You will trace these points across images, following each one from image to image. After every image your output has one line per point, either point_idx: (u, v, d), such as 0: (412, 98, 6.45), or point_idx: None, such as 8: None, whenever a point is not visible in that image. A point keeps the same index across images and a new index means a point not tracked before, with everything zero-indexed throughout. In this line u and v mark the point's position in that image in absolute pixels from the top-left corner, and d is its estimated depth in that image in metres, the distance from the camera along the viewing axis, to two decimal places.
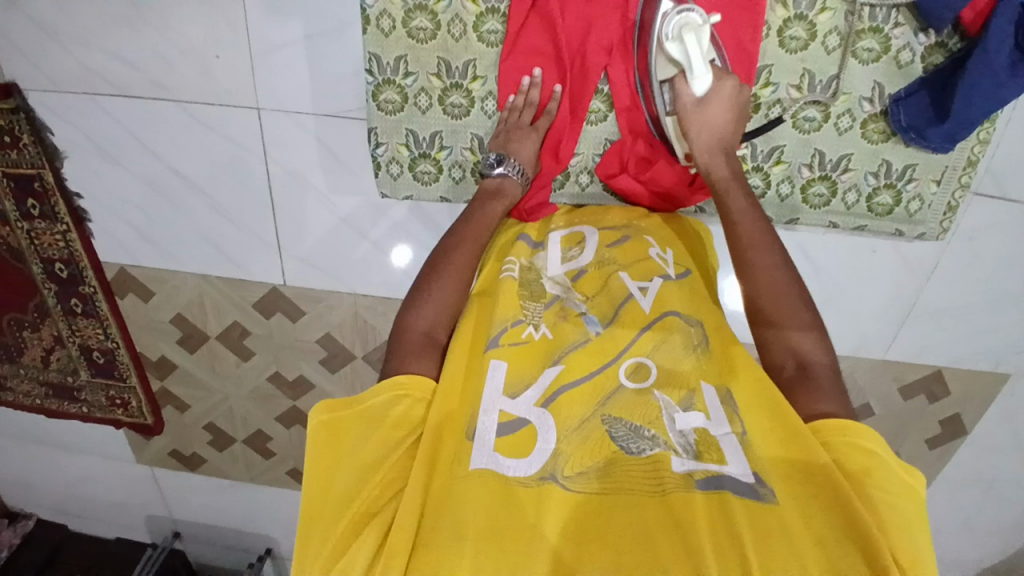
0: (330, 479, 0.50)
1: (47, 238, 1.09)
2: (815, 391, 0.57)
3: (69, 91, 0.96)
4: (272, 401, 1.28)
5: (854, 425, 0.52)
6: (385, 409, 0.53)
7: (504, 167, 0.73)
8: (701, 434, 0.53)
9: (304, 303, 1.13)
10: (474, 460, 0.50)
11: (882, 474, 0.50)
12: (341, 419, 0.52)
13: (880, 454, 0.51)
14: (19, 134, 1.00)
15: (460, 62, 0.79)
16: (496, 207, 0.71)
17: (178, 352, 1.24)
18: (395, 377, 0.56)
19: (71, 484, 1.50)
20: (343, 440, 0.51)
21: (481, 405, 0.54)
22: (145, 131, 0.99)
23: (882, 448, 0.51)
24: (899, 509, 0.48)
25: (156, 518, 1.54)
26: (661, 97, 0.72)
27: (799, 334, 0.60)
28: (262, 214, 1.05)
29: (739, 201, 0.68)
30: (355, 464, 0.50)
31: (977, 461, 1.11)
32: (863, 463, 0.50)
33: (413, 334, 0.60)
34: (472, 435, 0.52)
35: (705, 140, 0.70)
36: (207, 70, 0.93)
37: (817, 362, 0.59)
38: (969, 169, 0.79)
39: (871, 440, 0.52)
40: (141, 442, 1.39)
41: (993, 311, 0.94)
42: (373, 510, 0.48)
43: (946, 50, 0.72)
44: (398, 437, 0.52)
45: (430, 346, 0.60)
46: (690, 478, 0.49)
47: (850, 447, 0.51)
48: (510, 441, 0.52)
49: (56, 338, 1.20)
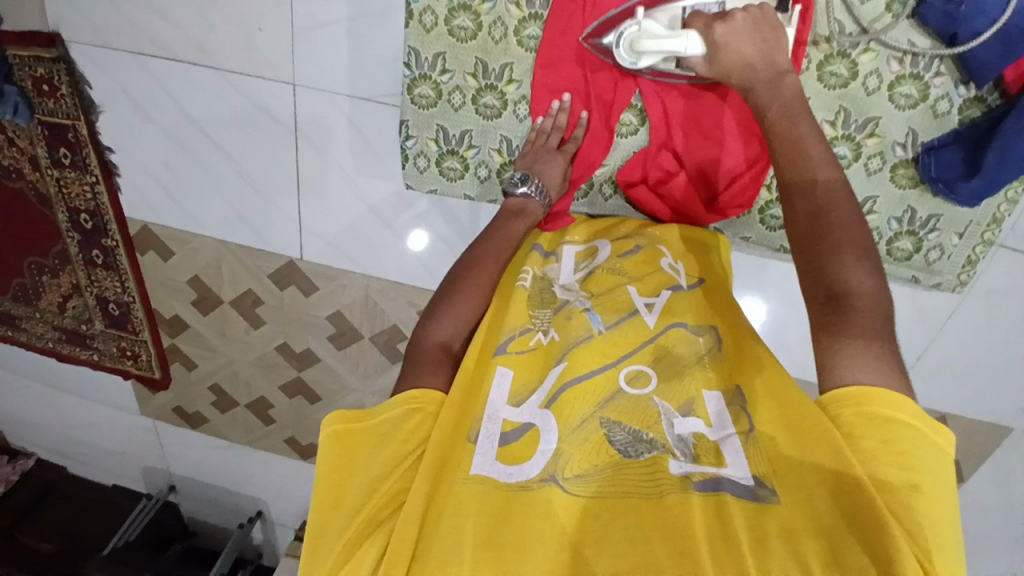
0: (341, 490, 0.49)
1: (75, 188, 1.11)
2: (850, 326, 0.51)
3: (116, 47, 0.98)
4: (276, 370, 1.30)
5: (870, 392, 0.48)
6: (397, 422, 0.52)
7: (527, 186, 0.74)
8: (700, 439, 0.53)
9: (319, 279, 1.15)
10: (475, 465, 0.51)
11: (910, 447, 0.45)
12: (351, 431, 0.52)
13: (900, 421, 0.46)
14: (58, 84, 1.01)
15: (498, 64, 0.81)
16: (519, 226, 0.71)
17: (192, 313, 1.26)
18: (406, 392, 0.55)
19: (73, 429, 1.54)
20: (354, 453, 0.51)
21: (486, 412, 0.55)
22: (181, 92, 1.00)
23: (904, 412, 0.47)
24: (927, 498, 0.44)
25: (152, 470, 1.58)
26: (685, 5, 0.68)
27: (844, 254, 0.53)
28: (287, 188, 1.06)
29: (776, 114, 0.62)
30: (365, 479, 0.49)
31: (968, 515, 1.11)
32: (881, 436, 0.46)
33: (428, 344, 0.60)
34: (475, 440, 0.53)
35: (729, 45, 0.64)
36: (250, 41, 0.94)
37: (857, 289, 0.52)
38: (992, 225, 0.78)
39: (898, 407, 0.47)
40: (146, 395, 1.42)
41: (1004, 367, 0.93)
42: (379, 521, 0.48)
43: (984, 105, 0.71)
44: (407, 451, 0.51)
45: (446, 359, 0.59)
46: (688, 481, 0.50)
47: (865, 416, 0.47)
48: (510, 450, 0.53)
49: (75, 285, 1.22)
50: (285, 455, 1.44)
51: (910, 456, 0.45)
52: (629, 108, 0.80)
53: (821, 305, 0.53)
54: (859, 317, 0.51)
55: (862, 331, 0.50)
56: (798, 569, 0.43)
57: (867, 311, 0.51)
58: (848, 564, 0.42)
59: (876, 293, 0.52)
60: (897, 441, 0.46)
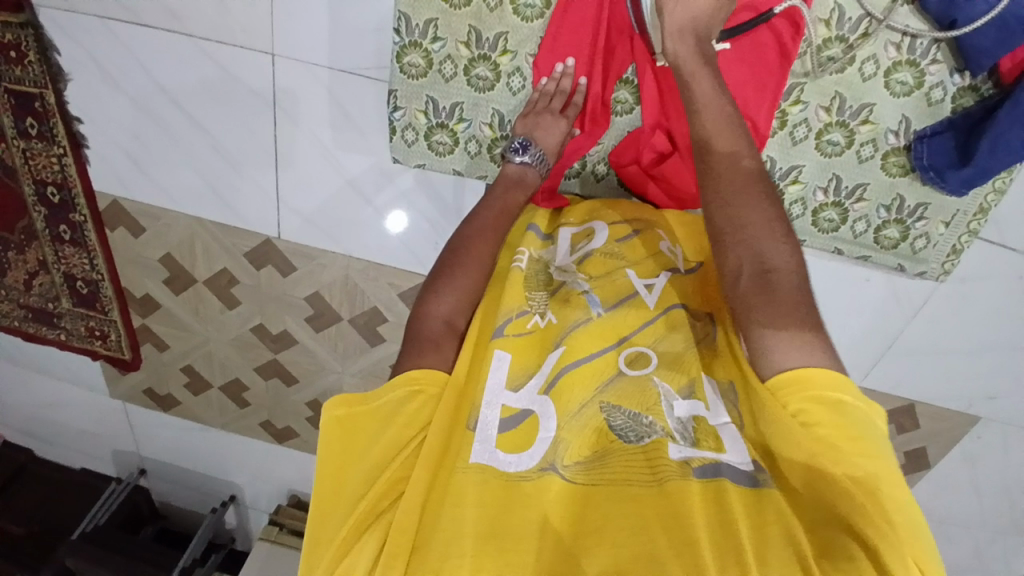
0: (342, 475, 0.50)
1: (42, 160, 1.06)
2: (780, 307, 0.54)
3: (84, 12, 0.93)
4: (252, 351, 1.27)
5: (813, 373, 0.50)
6: (397, 406, 0.52)
7: (526, 155, 0.75)
8: (700, 422, 0.53)
9: (296, 259, 1.12)
10: (474, 455, 0.50)
11: (850, 425, 0.48)
12: (355, 415, 0.52)
13: (850, 404, 0.49)
14: (24, 50, 0.96)
15: (492, 33, 0.78)
16: (519, 196, 0.73)
17: (164, 292, 1.22)
18: (406, 372, 0.55)
19: (40, 409, 1.49)
20: (355, 438, 0.51)
21: (485, 398, 0.54)
22: (154, 61, 0.96)
23: (847, 393, 0.49)
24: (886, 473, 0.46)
25: (123, 453, 1.54)
26: None
27: (768, 236, 0.57)
28: (265, 163, 1.03)
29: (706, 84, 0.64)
30: (364, 466, 0.50)
31: (931, 497, 1.15)
32: (835, 421, 0.48)
33: (432, 321, 0.59)
34: (473, 428, 0.52)
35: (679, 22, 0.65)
36: (223, 7, 0.90)
37: (778, 265, 0.56)
38: (979, 215, 0.79)
39: (842, 390, 0.49)
40: (116, 376, 1.37)
41: (976, 356, 0.95)
42: (379, 510, 0.48)
43: (977, 94, 0.72)
44: (406, 437, 0.51)
45: (447, 336, 0.59)
46: (688, 466, 0.49)
47: (812, 399, 0.49)
48: (510, 437, 0.52)
49: (41, 262, 1.17)
50: (259, 439, 1.42)
51: (866, 439, 0.47)
52: (624, 83, 0.79)
53: (749, 284, 0.56)
54: (782, 292, 0.55)
55: (785, 305, 0.54)
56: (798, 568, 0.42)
57: (787, 286, 0.55)
58: (841, 556, 0.42)
59: (794, 266, 0.56)
60: (849, 424, 0.48)
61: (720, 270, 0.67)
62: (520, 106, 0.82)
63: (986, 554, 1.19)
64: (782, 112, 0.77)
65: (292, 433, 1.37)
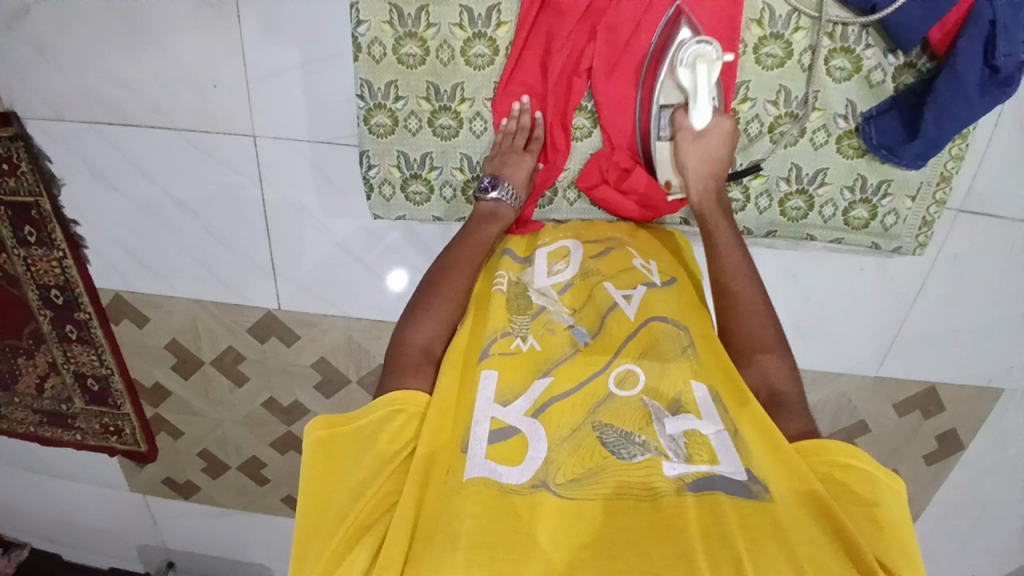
0: (329, 494, 0.51)
1: (43, 265, 1.09)
2: (789, 411, 0.57)
3: (73, 119, 0.98)
4: (265, 427, 1.28)
5: (830, 444, 0.52)
6: (381, 424, 0.54)
7: (498, 191, 0.77)
8: (693, 436, 0.54)
9: (298, 327, 1.14)
10: (469, 470, 0.51)
11: (862, 488, 0.49)
12: (337, 436, 0.53)
13: (860, 469, 0.50)
14: (18, 162, 1.01)
15: (449, 85, 0.83)
16: (494, 229, 0.75)
17: (172, 377, 1.24)
18: (388, 395, 0.57)
19: (62, 513, 1.49)
20: (340, 456, 0.53)
21: (474, 415, 0.55)
22: (141, 156, 1.01)
23: (862, 460, 0.51)
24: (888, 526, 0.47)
25: (148, 547, 1.53)
26: (657, 122, 0.74)
27: (776, 360, 0.60)
28: (257, 238, 1.06)
29: (717, 217, 0.72)
30: (349, 484, 0.51)
31: (969, 482, 1.12)
32: (843, 482, 0.50)
33: (410, 349, 0.62)
34: (466, 447, 0.53)
35: (698, 169, 0.73)
36: (204, 98, 0.95)
37: (787, 391, 0.58)
38: (943, 184, 0.81)
39: (852, 455, 0.51)
40: (134, 469, 1.38)
41: (982, 327, 0.96)
42: (368, 525, 0.49)
43: (915, 70, 0.75)
44: (392, 453, 0.53)
45: (427, 361, 0.61)
46: (682, 482, 0.50)
47: (827, 465, 0.51)
48: (501, 450, 0.53)
49: (51, 364, 1.20)
50: (283, 515, 1.40)
51: (865, 492, 0.49)
52: (581, 111, 0.82)
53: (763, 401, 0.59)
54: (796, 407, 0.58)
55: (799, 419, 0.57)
56: (792, 572, 0.43)
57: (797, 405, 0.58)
58: None
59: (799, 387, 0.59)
60: (860, 488, 0.49)
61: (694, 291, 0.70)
62: (488, 148, 0.85)
63: None
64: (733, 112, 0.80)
65: None
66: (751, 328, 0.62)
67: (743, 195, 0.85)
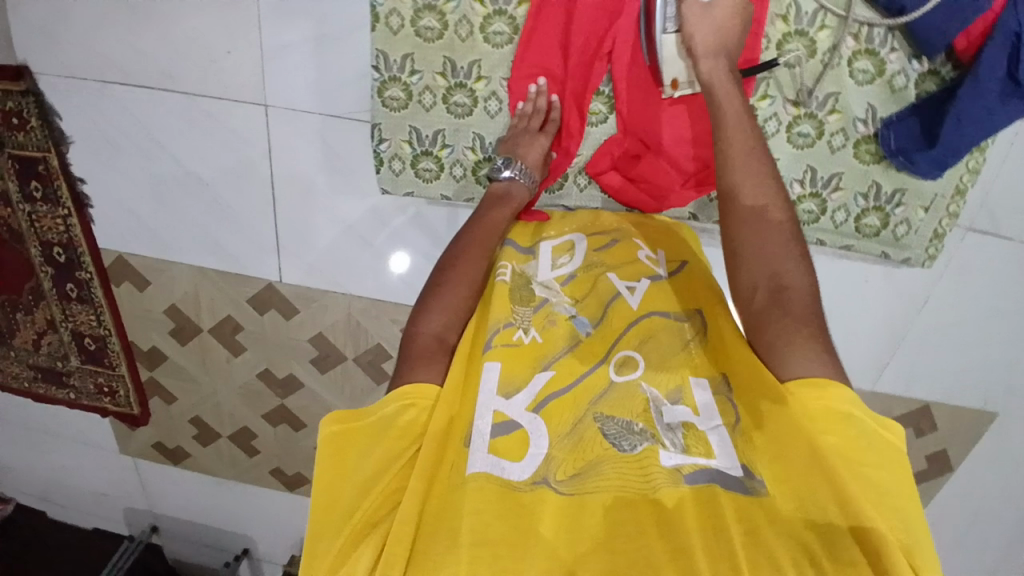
0: (338, 488, 0.51)
1: (47, 222, 1.09)
2: (791, 317, 0.56)
3: (85, 78, 0.98)
4: (259, 399, 1.28)
5: (832, 387, 0.51)
6: (392, 419, 0.54)
7: (510, 171, 0.77)
8: (689, 428, 0.54)
9: (298, 302, 1.14)
10: (473, 464, 0.50)
11: (860, 440, 0.49)
12: (348, 431, 0.53)
13: (858, 418, 0.50)
14: (28, 117, 1.00)
15: (466, 62, 0.82)
16: (503, 212, 0.74)
17: (170, 343, 1.23)
18: (400, 387, 0.57)
19: (51, 471, 1.49)
20: (351, 451, 0.52)
21: (476, 410, 0.54)
22: (151, 119, 1.00)
23: (858, 408, 0.50)
24: (887, 483, 0.47)
25: (136, 510, 1.53)
26: (664, 11, 0.70)
27: (783, 257, 0.59)
28: (262, 209, 1.06)
29: (733, 103, 0.66)
30: (358, 479, 0.51)
31: (959, 503, 1.12)
32: (845, 433, 0.49)
33: (423, 338, 0.61)
34: (470, 440, 0.52)
35: (707, 45, 0.68)
36: (217, 64, 0.94)
37: (794, 285, 0.57)
38: (957, 197, 0.81)
39: (850, 401, 0.50)
40: (126, 432, 1.38)
41: (983, 346, 0.95)
42: (375, 523, 0.49)
43: (938, 78, 0.75)
44: (403, 447, 0.53)
45: (440, 350, 0.61)
46: (678, 473, 0.50)
47: (827, 413, 0.50)
48: (503, 443, 0.52)
49: (49, 322, 1.19)
50: (271, 489, 1.41)
51: (863, 446, 0.49)
52: (598, 96, 0.81)
53: (763, 301, 0.58)
54: (798, 307, 0.56)
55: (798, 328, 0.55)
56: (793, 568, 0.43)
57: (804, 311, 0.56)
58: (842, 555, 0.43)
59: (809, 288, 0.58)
60: (858, 440, 0.49)
61: (703, 271, 0.71)
62: (501, 129, 0.85)
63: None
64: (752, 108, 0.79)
65: (304, 480, 1.36)
66: (760, 220, 0.60)
67: None
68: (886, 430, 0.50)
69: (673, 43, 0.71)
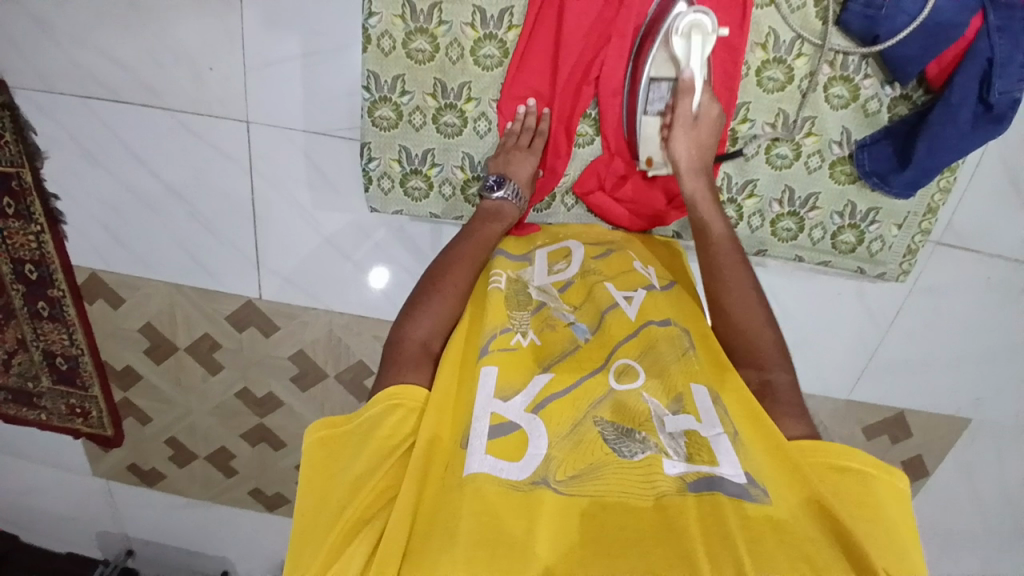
0: (326, 491, 0.52)
1: (19, 238, 1.06)
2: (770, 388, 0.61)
3: (62, 92, 0.96)
4: (237, 418, 1.26)
5: (829, 445, 0.54)
6: (379, 420, 0.55)
7: (504, 190, 0.77)
8: (693, 436, 0.54)
9: (279, 318, 1.13)
10: (469, 465, 0.50)
11: (859, 486, 0.51)
12: (335, 436, 0.55)
13: (854, 468, 0.52)
14: (2, 130, 0.99)
15: (456, 83, 0.83)
16: (496, 226, 0.75)
17: (146, 362, 1.21)
18: (387, 389, 0.57)
19: (18, 494, 1.44)
20: (338, 456, 0.54)
21: (473, 411, 0.54)
22: (130, 133, 0.99)
23: (855, 459, 0.53)
24: (884, 526, 0.49)
25: (107, 535, 1.49)
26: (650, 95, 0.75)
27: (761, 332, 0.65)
28: (242, 225, 1.05)
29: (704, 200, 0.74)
30: (346, 480, 0.51)
31: (931, 510, 1.15)
32: (842, 484, 0.52)
33: (409, 343, 0.62)
34: (465, 442, 0.52)
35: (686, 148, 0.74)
36: (199, 80, 0.94)
37: (775, 360, 0.63)
38: (929, 215, 0.84)
39: (849, 456, 0.53)
40: (98, 454, 1.34)
41: (954, 357, 0.98)
42: (366, 521, 0.49)
43: (910, 102, 0.77)
44: (391, 447, 0.53)
45: (426, 356, 0.62)
46: (683, 482, 0.50)
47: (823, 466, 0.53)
48: (500, 445, 0.52)
49: (20, 341, 1.16)
50: (249, 510, 1.38)
51: (864, 493, 0.51)
52: (585, 118, 0.83)
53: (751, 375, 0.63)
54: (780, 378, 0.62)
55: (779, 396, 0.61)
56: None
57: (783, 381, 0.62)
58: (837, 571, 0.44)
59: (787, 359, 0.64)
60: (859, 491, 0.51)
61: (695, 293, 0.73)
62: (489, 149, 0.86)
63: (995, 565, 1.18)
64: (732, 131, 0.82)
65: (283, 500, 1.34)
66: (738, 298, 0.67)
67: (737, 213, 0.86)
68: (890, 477, 0.52)
69: (654, 127, 0.76)
